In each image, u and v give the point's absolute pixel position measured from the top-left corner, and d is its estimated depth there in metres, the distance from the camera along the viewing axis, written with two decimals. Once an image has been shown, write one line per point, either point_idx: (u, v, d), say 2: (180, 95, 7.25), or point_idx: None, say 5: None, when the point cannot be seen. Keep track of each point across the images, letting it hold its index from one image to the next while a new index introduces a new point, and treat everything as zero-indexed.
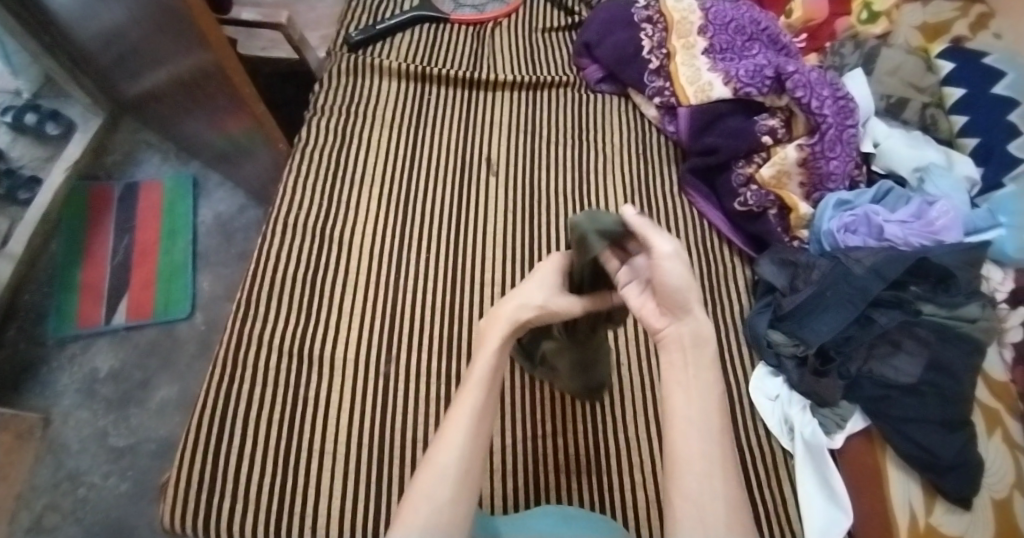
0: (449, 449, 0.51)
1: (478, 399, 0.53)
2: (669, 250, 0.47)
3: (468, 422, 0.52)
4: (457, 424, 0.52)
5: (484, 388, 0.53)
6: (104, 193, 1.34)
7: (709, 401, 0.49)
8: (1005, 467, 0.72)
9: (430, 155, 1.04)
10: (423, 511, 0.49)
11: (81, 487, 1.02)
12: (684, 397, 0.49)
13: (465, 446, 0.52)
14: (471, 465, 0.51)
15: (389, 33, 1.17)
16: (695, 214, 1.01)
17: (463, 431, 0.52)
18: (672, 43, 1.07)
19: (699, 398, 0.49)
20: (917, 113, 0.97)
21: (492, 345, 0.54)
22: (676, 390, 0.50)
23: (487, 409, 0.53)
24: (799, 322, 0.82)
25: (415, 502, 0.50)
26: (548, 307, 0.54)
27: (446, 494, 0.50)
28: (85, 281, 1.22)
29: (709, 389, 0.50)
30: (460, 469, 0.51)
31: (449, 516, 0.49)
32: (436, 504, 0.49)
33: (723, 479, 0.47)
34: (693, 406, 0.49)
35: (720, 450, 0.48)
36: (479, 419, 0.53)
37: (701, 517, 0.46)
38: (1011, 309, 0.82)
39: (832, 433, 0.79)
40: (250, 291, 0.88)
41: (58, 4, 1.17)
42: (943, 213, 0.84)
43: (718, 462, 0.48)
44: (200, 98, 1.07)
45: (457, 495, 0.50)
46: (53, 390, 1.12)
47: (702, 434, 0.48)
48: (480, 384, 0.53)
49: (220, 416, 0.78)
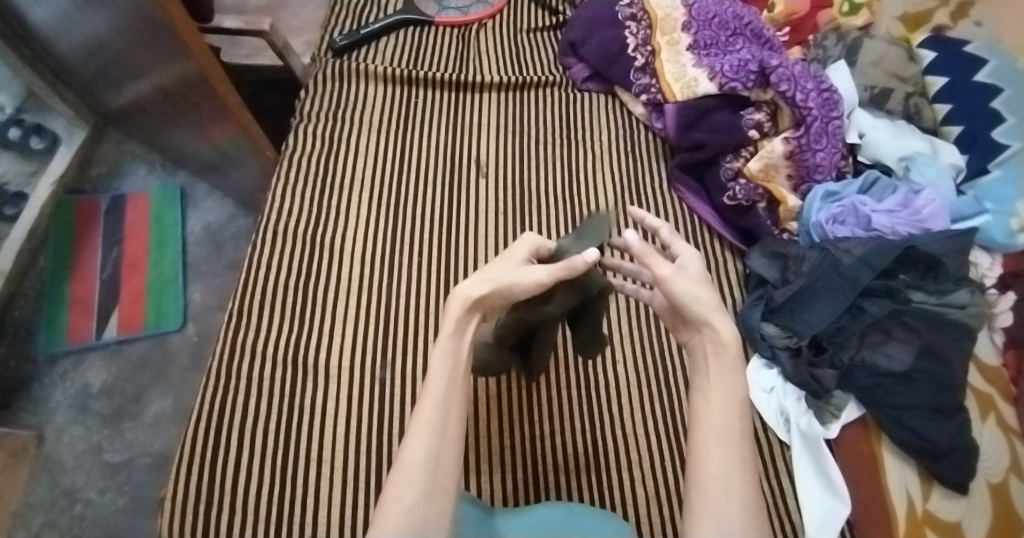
0: (420, 445, 0.52)
1: (442, 389, 0.54)
2: (668, 272, 0.58)
3: (436, 417, 0.53)
4: (424, 422, 0.53)
5: (447, 378, 0.55)
6: (90, 206, 1.33)
7: (730, 409, 0.53)
8: (1000, 451, 0.73)
9: (419, 159, 1.04)
10: (402, 512, 0.49)
11: (78, 504, 1.02)
12: (709, 404, 0.53)
13: (434, 441, 0.52)
14: (442, 462, 0.52)
15: (373, 37, 1.17)
16: (685, 210, 1.02)
17: (433, 426, 0.52)
18: (657, 40, 1.07)
19: (720, 406, 0.53)
20: (900, 102, 0.99)
21: (450, 325, 0.56)
22: (703, 398, 0.54)
23: (452, 400, 0.54)
24: (791, 314, 0.83)
25: (390, 504, 0.49)
26: (502, 282, 0.56)
27: (418, 494, 0.50)
28: (74, 296, 1.21)
29: (731, 397, 0.53)
30: (432, 465, 0.51)
31: (425, 516, 0.49)
32: (409, 503, 0.49)
33: (743, 483, 0.49)
34: (716, 412, 0.53)
35: (739, 455, 0.50)
36: (446, 413, 0.54)
37: (714, 516, 0.48)
38: (1000, 295, 0.83)
39: (827, 422, 0.79)
40: (242, 300, 0.87)
41: (38, 17, 1.16)
42: (929, 201, 0.85)
43: (737, 466, 0.50)
44: (185, 108, 1.07)
45: (431, 495, 0.50)
46: (46, 407, 1.10)
47: (724, 439, 0.51)
48: (441, 374, 0.55)
49: (215, 427, 0.77)
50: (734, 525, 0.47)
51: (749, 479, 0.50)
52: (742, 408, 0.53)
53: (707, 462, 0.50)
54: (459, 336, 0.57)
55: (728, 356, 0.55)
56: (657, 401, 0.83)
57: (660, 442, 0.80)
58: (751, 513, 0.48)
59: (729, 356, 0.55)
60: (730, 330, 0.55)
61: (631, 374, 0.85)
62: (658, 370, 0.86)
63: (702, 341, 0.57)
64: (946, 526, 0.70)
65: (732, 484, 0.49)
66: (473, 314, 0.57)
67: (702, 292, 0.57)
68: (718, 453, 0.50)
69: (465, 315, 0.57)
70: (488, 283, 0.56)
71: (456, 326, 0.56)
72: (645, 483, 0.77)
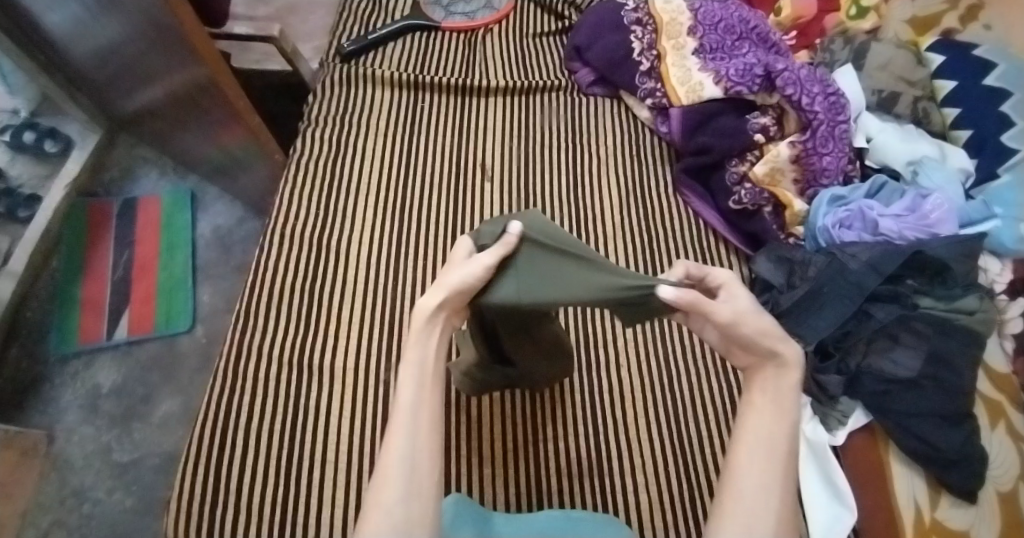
0: (394, 450, 0.52)
1: (410, 395, 0.54)
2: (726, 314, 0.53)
3: (407, 421, 0.53)
4: (399, 426, 0.53)
5: (416, 383, 0.54)
6: (103, 209, 1.35)
7: (779, 421, 0.52)
8: (1010, 459, 0.72)
9: (425, 163, 1.05)
10: (382, 518, 0.49)
11: (86, 503, 1.03)
12: (760, 412, 0.53)
13: (408, 444, 0.52)
14: (417, 464, 0.52)
15: (381, 42, 1.18)
16: (691, 214, 1.01)
17: (404, 431, 0.53)
18: (662, 45, 1.08)
19: (769, 417, 0.52)
20: (909, 106, 0.98)
21: (413, 334, 0.55)
22: (753, 413, 0.53)
23: (422, 405, 0.54)
24: (796, 320, 0.82)
25: (376, 508, 0.50)
26: (456, 287, 0.55)
27: (396, 497, 0.50)
28: (85, 297, 1.23)
29: (783, 416, 0.52)
30: (409, 468, 0.51)
31: (405, 518, 0.50)
32: (389, 506, 0.50)
33: (780, 492, 0.49)
34: (765, 424, 0.52)
35: (783, 467, 0.50)
36: (416, 419, 0.53)
37: (743, 521, 0.48)
38: (1011, 300, 0.82)
39: (834, 429, 0.78)
40: (248, 302, 0.88)
41: (51, 23, 1.17)
42: (938, 205, 0.84)
43: (778, 474, 0.50)
44: (196, 113, 1.08)
45: (411, 494, 0.51)
46: (56, 407, 1.12)
47: (768, 453, 0.51)
48: (409, 380, 0.54)
49: (220, 428, 0.78)
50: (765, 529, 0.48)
51: (787, 491, 0.50)
52: (794, 421, 0.53)
53: (747, 467, 0.50)
54: (425, 342, 0.55)
55: (788, 380, 0.54)
56: (658, 405, 0.83)
57: (659, 447, 0.80)
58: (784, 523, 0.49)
59: (787, 370, 0.54)
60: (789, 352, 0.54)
61: (633, 378, 0.85)
62: (659, 374, 0.85)
63: (761, 369, 0.55)
64: (954, 534, 0.69)
65: (771, 492, 0.49)
66: (438, 324, 0.56)
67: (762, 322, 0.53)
68: (761, 461, 0.50)
69: (427, 324, 0.55)
70: (442, 290, 0.55)
71: (420, 333, 0.55)
72: (647, 488, 0.77)
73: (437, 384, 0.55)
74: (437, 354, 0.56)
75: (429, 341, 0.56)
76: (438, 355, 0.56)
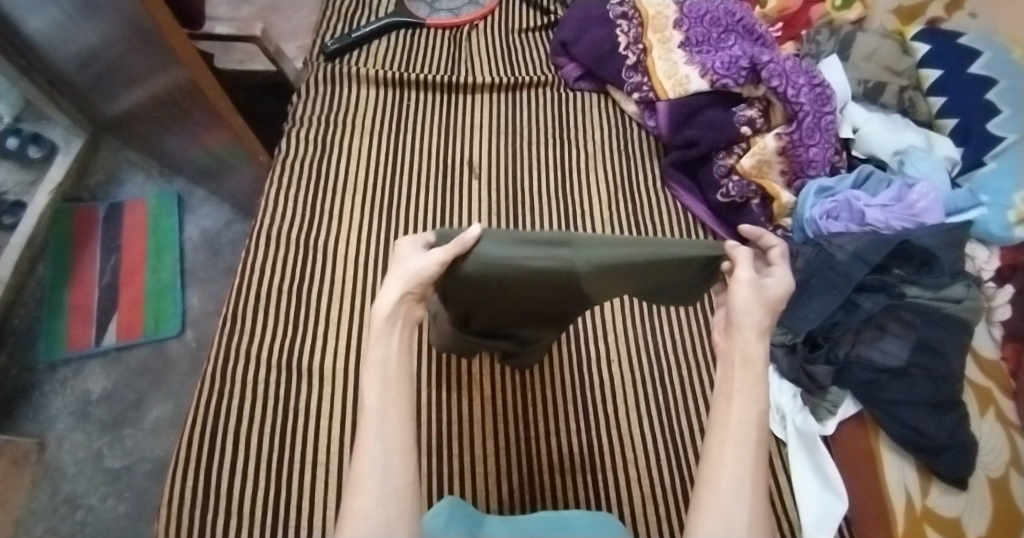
0: (364, 454, 0.47)
1: (376, 395, 0.50)
2: (745, 276, 0.54)
3: (376, 423, 0.49)
4: (367, 432, 0.48)
5: (382, 385, 0.50)
6: (88, 214, 1.33)
7: (747, 418, 0.49)
8: (1000, 445, 0.73)
9: (414, 161, 1.04)
10: (358, 522, 0.45)
11: (79, 510, 1.02)
12: (730, 407, 0.50)
13: (383, 447, 0.47)
14: (391, 465, 0.47)
15: (365, 40, 1.17)
16: (679, 207, 1.01)
17: (376, 433, 0.48)
18: (648, 38, 1.07)
19: (738, 412, 0.49)
20: (894, 96, 0.97)
21: (373, 334, 0.52)
22: (721, 402, 0.51)
23: (391, 404, 0.50)
24: (786, 311, 0.82)
25: (356, 502, 0.45)
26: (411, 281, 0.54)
27: (372, 504, 0.45)
28: (73, 303, 1.22)
29: (751, 402, 0.50)
30: (382, 471, 0.47)
31: (385, 517, 0.45)
32: (366, 513, 0.45)
33: (752, 480, 0.46)
34: (733, 419, 0.49)
35: (753, 459, 0.47)
36: (388, 416, 0.49)
37: (721, 515, 0.45)
38: (998, 288, 0.82)
39: (824, 419, 0.79)
40: (236, 305, 0.87)
41: (32, 29, 1.16)
42: (923, 195, 0.84)
43: (749, 472, 0.46)
44: (179, 115, 1.07)
45: (388, 498, 0.46)
46: (46, 414, 1.11)
47: (738, 447, 0.47)
48: (374, 380, 0.50)
49: (210, 432, 0.77)
50: (739, 521, 0.45)
51: (760, 480, 0.46)
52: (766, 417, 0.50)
53: (719, 466, 0.47)
54: (386, 343, 0.52)
55: (755, 369, 0.52)
56: (650, 402, 0.83)
57: (650, 443, 0.80)
58: (758, 515, 0.45)
59: (756, 371, 0.51)
60: (762, 352, 0.52)
61: (624, 374, 0.85)
62: (648, 370, 0.85)
63: (730, 352, 0.53)
64: (944, 521, 0.69)
65: (741, 484, 0.46)
66: (398, 322, 0.53)
67: (757, 312, 0.53)
68: (731, 458, 0.47)
69: (389, 321, 0.53)
70: (397, 286, 0.53)
71: (381, 332, 0.52)
72: (639, 482, 0.77)
73: (405, 380, 0.51)
74: (400, 352, 0.52)
75: (392, 339, 0.52)
76: (401, 354, 0.52)
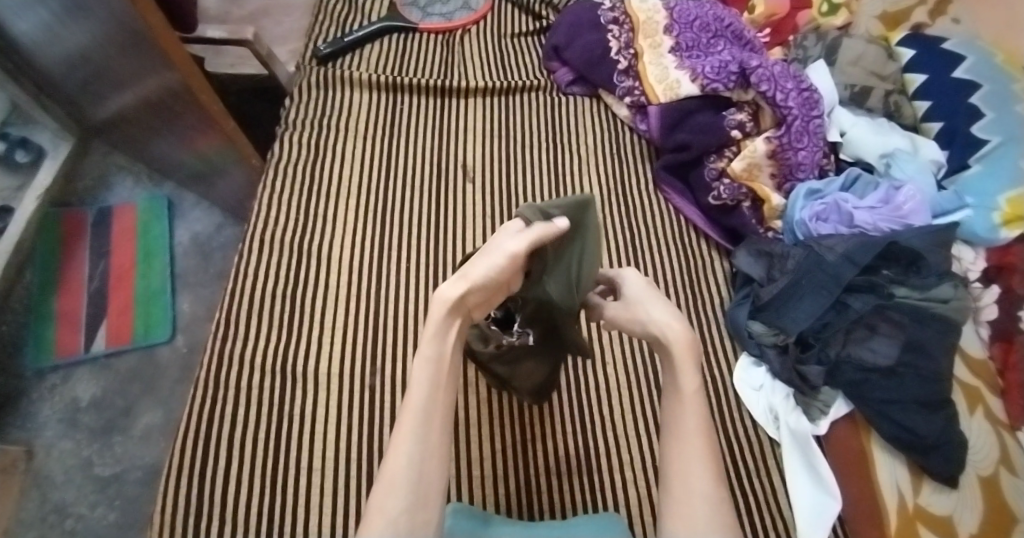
0: (400, 455, 0.49)
1: (423, 396, 0.51)
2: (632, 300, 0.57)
3: (418, 428, 0.50)
4: (407, 428, 0.50)
5: (429, 387, 0.51)
6: (77, 219, 1.32)
7: (694, 418, 0.51)
8: (989, 443, 0.73)
9: (407, 165, 1.05)
10: (383, 522, 0.46)
11: (68, 519, 1.00)
12: (681, 401, 0.52)
13: (417, 450, 0.49)
14: (426, 467, 0.49)
15: (358, 44, 1.17)
16: (672, 210, 1.02)
17: (415, 436, 0.49)
18: (639, 43, 1.08)
19: (686, 415, 0.52)
20: (880, 100, 1.00)
21: (431, 328, 0.52)
22: (670, 408, 0.53)
23: (434, 406, 0.51)
24: (777, 312, 0.84)
25: (382, 501, 0.47)
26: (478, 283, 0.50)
27: (400, 508, 0.47)
28: (61, 310, 1.20)
29: (694, 409, 0.52)
30: (416, 478, 0.48)
31: (410, 517, 0.47)
32: (391, 518, 0.46)
33: (704, 475, 0.49)
34: (684, 423, 0.51)
35: (703, 453, 0.50)
36: (429, 420, 0.51)
37: (685, 514, 0.48)
38: (984, 288, 0.83)
39: (816, 419, 0.80)
40: (230, 309, 0.87)
41: (20, 32, 1.15)
42: (911, 196, 0.86)
43: (704, 466, 0.49)
44: (170, 119, 1.06)
45: (416, 501, 0.48)
46: (35, 422, 1.09)
47: (688, 444, 0.50)
48: (424, 377, 0.52)
49: (203, 439, 0.77)
50: (699, 519, 0.47)
51: (712, 471, 0.49)
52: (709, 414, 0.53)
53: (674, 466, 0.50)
54: (441, 340, 0.52)
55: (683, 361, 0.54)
56: (643, 403, 0.83)
57: (644, 443, 0.80)
58: (716, 507, 0.48)
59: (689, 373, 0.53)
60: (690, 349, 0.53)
61: (619, 375, 0.86)
62: (643, 374, 0.86)
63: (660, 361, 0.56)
64: (937, 520, 0.69)
65: (696, 482, 0.49)
66: (456, 318, 0.52)
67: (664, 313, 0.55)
68: (687, 457, 0.50)
69: (447, 318, 0.52)
70: (463, 281, 0.50)
71: (438, 330, 0.52)
72: (635, 483, 0.77)
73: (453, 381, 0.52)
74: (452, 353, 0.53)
75: (448, 335, 0.52)
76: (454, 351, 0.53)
